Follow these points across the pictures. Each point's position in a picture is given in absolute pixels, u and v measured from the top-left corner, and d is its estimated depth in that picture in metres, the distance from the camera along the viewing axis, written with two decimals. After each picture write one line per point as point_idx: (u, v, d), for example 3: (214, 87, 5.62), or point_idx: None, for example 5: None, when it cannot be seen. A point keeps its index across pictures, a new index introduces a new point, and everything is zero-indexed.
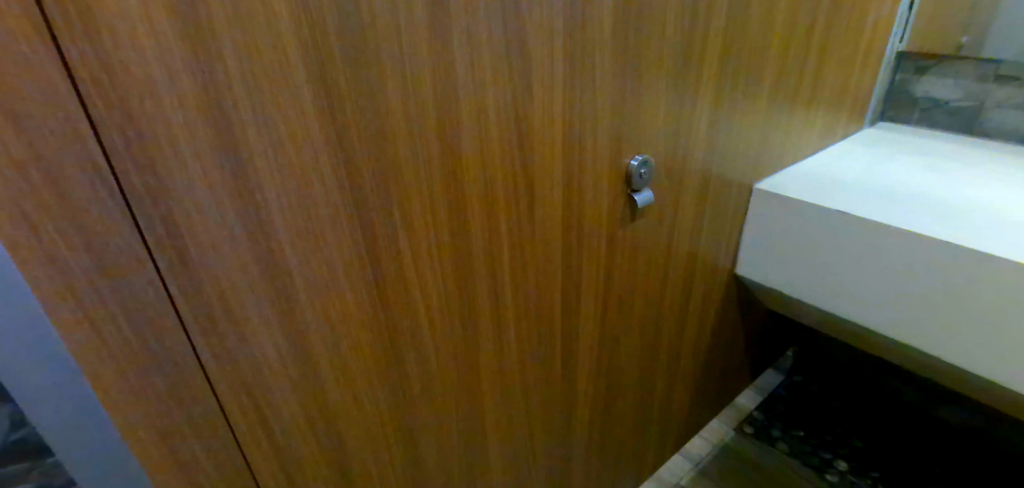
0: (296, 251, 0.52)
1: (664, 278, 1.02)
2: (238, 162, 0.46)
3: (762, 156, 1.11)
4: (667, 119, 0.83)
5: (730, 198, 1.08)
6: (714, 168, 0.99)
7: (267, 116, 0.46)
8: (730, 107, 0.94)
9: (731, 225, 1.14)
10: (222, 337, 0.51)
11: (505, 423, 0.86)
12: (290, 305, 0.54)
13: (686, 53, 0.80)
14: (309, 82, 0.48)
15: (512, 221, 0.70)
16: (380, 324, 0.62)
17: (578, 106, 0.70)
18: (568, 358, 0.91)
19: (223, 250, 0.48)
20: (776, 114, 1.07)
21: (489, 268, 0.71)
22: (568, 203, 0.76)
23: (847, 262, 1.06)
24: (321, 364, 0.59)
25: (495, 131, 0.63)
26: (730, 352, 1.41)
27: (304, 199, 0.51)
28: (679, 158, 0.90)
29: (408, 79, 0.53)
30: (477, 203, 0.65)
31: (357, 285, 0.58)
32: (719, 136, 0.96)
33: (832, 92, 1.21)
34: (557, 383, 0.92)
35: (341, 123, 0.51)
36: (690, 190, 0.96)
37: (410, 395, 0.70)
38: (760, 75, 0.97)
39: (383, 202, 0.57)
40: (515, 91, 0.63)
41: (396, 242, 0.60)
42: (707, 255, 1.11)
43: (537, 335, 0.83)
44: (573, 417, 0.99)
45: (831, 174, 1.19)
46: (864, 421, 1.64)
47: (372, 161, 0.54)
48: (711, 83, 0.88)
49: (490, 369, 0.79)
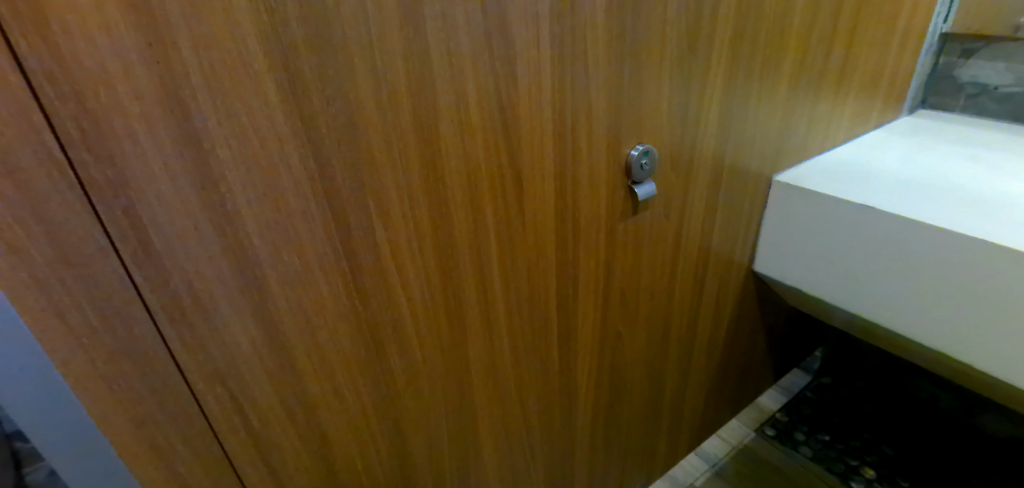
0: (266, 243, 0.52)
1: (672, 273, 0.98)
2: (200, 153, 0.46)
3: (782, 147, 1.05)
4: (672, 107, 0.79)
5: (746, 190, 1.02)
6: (726, 159, 0.93)
7: (228, 106, 0.46)
8: (744, 94, 0.89)
9: (747, 220, 1.08)
10: (193, 327, 0.51)
11: (500, 418, 0.85)
12: (262, 296, 0.54)
13: (692, 38, 0.76)
14: (271, 72, 0.47)
15: (499, 214, 0.69)
16: (358, 317, 0.62)
17: (572, 94, 0.67)
18: (566, 354, 0.89)
19: (189, 240, 0.48)
20: (798, 102, 1.01)
21: (477, 263, 0.70)
22: (560, 196, 0.74)
23: (871, 260, 1.00)
24: (298, 356, 0.59)
25: (477, 121, 0.61)
26: (750, 351, 1.35)
27: (272, 190, 0.51)
28: (686, 148, 0.85)
29: (378, 68, 0.52)
30: (460, 194, 0.64)
31: (332, 277, 0.58)
32: (732, 126, 0.91)
33: (863, 79, 1.13)
34: (555, 379, 0.90)
35: (307, 112, 0.50)
36: (701, 183, 0.91)
37: (395, 388, 0.70)
38: (778, 58, 0.91)
39: (357, 193, 0.56)
40: (498, 79, 0.61)
41: (373, 235, 0.59)
42: (722, 250, 1.06)
43: (531, 331, 0.82)
44: (574, 414, 0.97)
45: (860, 165, 1.11)
46: (895, 426, 1.55)
47: (343, 152, 0.53)
48: (722, 68, 0.83)
49: (481, 365, 0.78)
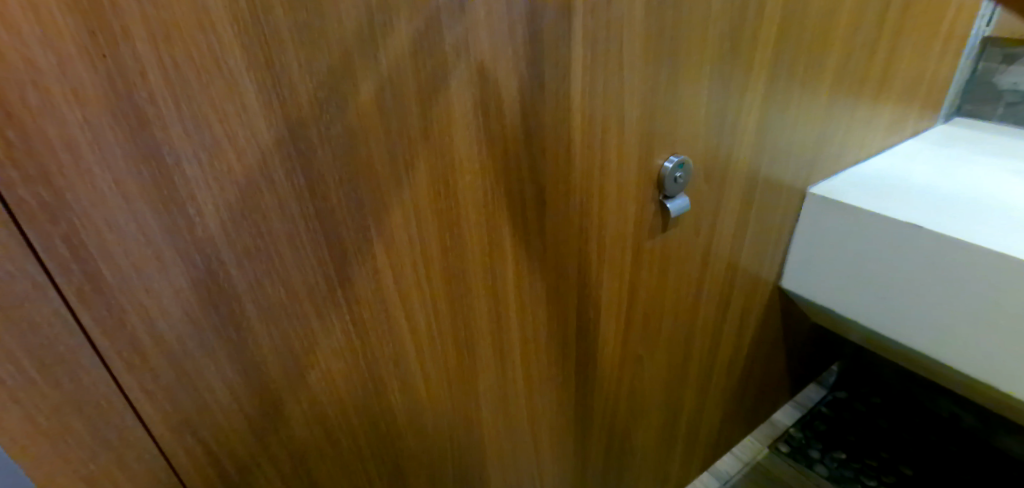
0: (244, 273, 0.44)
1: (697, 293, 0.90)
2: (161, 167, 0.37)
3: (819, 156, 0.97)
4: (709, 112, 0.71)
5: (778, 203, 0.94)
6: (761, 169, 0.85)
7: (197, 111, 0.37)
8: (784, 99, 0.80)
9: (777, 233, 0.99)
10: (158, 373, 0.43)
11: (510, 453, 0.77)
12: (242, 334, 0.46)
13: (735, 34, 0.67)
14: (250, 69, 0.38)
15: (517, 233, 0.60)
16: (355, 354, 0.54)
17: (602, 99, 0.59)
18: (582, 382, 0.81)
19: (150, 273, 0.40)
20: (838, 108, 0.92)
21: (489, 288, 0.62)
22: (583, 212, 0.65)
23: (913, 282, 0.91)
24: (285, 400, 0.51)
25: (495, 129, 0.53)
26: (771, 370, 1.27)
27: (252, 211, 0.42)
28: (721, 158, 0.77)
29: (381, 65, 0.44)
30: (474, 212, 0.55)
31: (324, 309, 0.50)
32: (769, 135, 0.82)
33: (904, 84, 1.05)
34: (570, 409, 0.82)
35: (295, 118, 0.41)
36: (734, 197, 0.83)
37: (395, 427, 0.61)
38: (823, 60, 0.83)
39: (353, 213, 0.47)
40: (518, 80, 0.52)
41: (372, 260, 0.51)
42: (750, 267, 0.98)
43: (546, 359, 0.74)
44: (588, 443, 0.89)
45: (899, 177, 1.02)
46: (915, 447, 1.47)
47: (338, 165, 0.45)
48: (764, 70, 0.74)
49: (491, 397, 0.70)
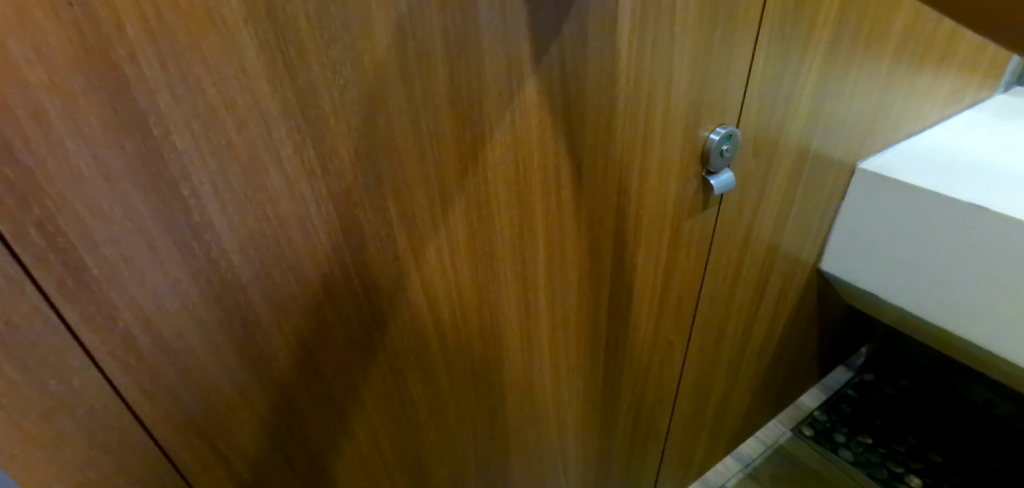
0: (250, 261, 0.39)
1: (736, 276, 0.84)
2: (148, 140, 0.32)
3: (874, 128, 0.89)
4: (764, 78, 0.63)
5: (826, 181, 0.86)
6: (812, 145, 0.78)
7: (188, 73, 0.32)
8: (845, 67, 0.72)
9: (823, 211, 0.92)
10: (158, 374, 0.38)
11: (533, 442, 0.73)
12: (250, 329, 0.41)
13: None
14: (248, 23, 0.32)
15: (550, 213, 0.54)
16: (373, 346, 0.49)
17: (650, 65, 0.52)
18: (610, 368, 0.76)
19: (142, 263, 0.34)
20: (899, 76, 0.84)
21: (518, 273, 0.56)
22: (621, 189, 0.59)
23: (971, 268, 0.83)
24: (299, 397, 0.46)
25: (531, 96, 0.46)
26: (802, 353, 1.21)
27: (257, 190, 0.37)
28: (772, 134, 0.70)
29: (403, 20, 0.37)
30: (504, 190, 0.50)
31: (339, 300, 0.44)
32: (825, 105, 0.75)
33: (969, 49, 0.96)
34: (596, 395, 0.77)
35: (304, 82, 0.36)
36: (782, 172, 0.76)
37: (416, 421, 0.57)
38: (890, 20, 0.74)
39: (371, 192, 0.42)
40: (556, 37, 0.45)
41: (393, 244, 0.45)
42: (792, 248, 0.91)
43: (575, 346, 0.69)
44: (613, 429, 0.85)
45: (959, 151, 0.94)
46: (944, 433, 1.41)
47: (353, 138, 0.39)
48: (826, 33, 0.66)
49: (517, 386, 0.65)
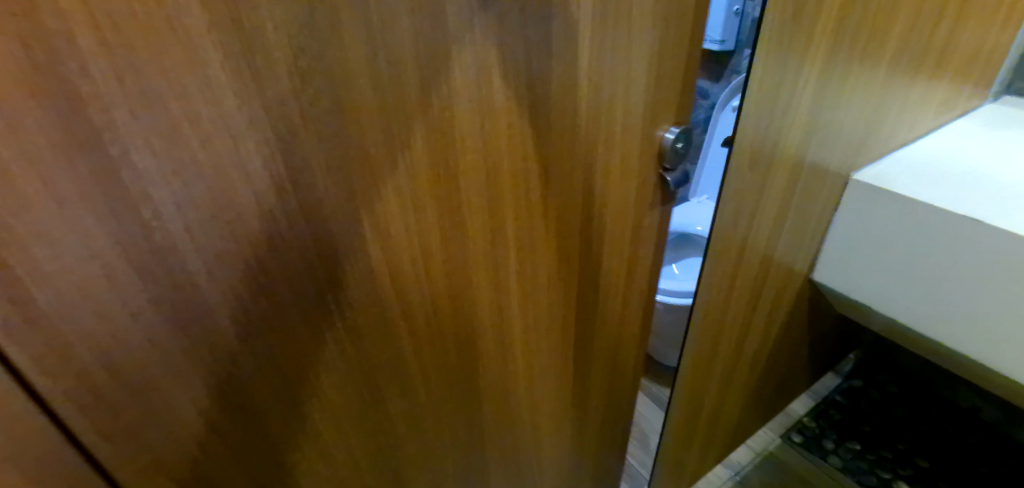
0: (217, 284, 0.37)
1: (730, 286, 0.83)
2: (105, 160, 0.30)
3: (868, 137, 0.88)
4: (761, 88, 0.63)
5: (819, 191, 0.86)
6: (807, 155, 0.77)
7: (148, 89, 0.30)
8: (841, 76, 0.72)
9: (817, 220, 0.91)
10: (120, 409, 0.36)
11: (508, 445, 0.72)
12: (222, 355, 0.39)
13: (799, 3, 0.59)
14: (212, 34, 0.31)
15: (521, 218, 0.53)
16: (350, 363, 0.47)
17: (616, 69, 0.52)
18: (581, 367, 0.76)
19: (101, 291, 0.33)
20: (892, 86, 0.84)
21: (492, 279, 0.55)
22: (586, 191, 0.58)
23: (961, 282, 0.82)
24: (275, 420, 0.45)
25: (500, 100, 0.45)
26: (793, 361, 1.20)
27: (225, 209, 0.35)
28: (767, 143, 0.69)
29: (374, 27, 0.36)
30: (476, 196, 0.48)
31: (314, 317, 0.43)
32: (822, 114, 0.74)
33: (961, 59, 0.96)
34: (568, 393, 0.77)
35: (272, 94, 0.34)
36: (778, 181, 0.75)
37: (395, 436, 0.55)
38: (886, 30, 0.74)
39: (345, 205, 0.40)
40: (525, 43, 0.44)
41: (368, 257, 0.44)
42: (786, 257, 0.90)
43: (549, 348, 0.68)
44: (584, 426, 0.85)
45: (949, 160, 0.93)
46: (934, 440, 1.40)
47: (325, 150, 0.38)
48: (824, 44, 0.66)
49: (493, 391, 0.64)
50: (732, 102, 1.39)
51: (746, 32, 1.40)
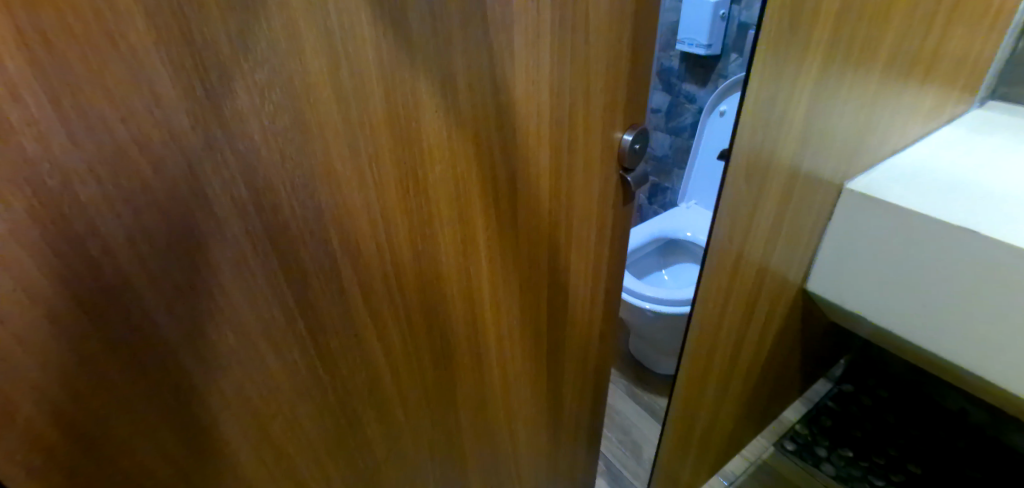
0: (176, 321, 0.34)
1: (727, 297, 0.81)
2: (43, 192, 0.28)
3: (861, 145, 0.87)
4: (756, 99, 0.62)
5: (814, 201, 0.85)
6: (803, 164, 0.76)
7: (90, 112, 0.28)
8: (836, 84, 0.71)
9: (811, 229, 0.90)
10: (71, 461, 0.33)
11: (488, 459, 0.70)
12: (188, 392, 0.36)
13: (796, 13, 0.58)
14: (161, 51, 0.29)
15: (491, 229, 0.51)
16: (324, 393, 0.45)
17: (584, 71, 0.51)
18: (553, 373, 0.74)
19: (43, 335, 0.30)
20: (884, 94, 0.83)
21: (466, 293, 0.53)
22: (555, 196, 0.56)
23: (946, 291, 0.81)
24: (247, 457, 0.42)
25: (468, 109, 0.44)
26: (785, 370, 1.19)
27: (183, 239, 0.33)
28: (764, 155, 0.68)
29: (337, 39, 0.34)
30: (446, 211, 0.46)
31: (284, 349, 0.40)
32: (818, 124, 0.73)
33: (949, 65, 0.95)
34: (545, 403, 0.76)
35: (229, 112, 0.32)
36: (773, 192, 0.74)
37: (375, 463, 0.53)
38: (879, 38, 0.73)
39: (312, 227, 0.38)
40: (493, 50, 0.43)
41: (339, 281, 0.41)
42: (781, 268, 0.89)
43: (524, 358, 0.67)
44: (560, 433, 0.84)
45: (939, 169, 0.92)
46: (925, 444, 1.40)
47: (289, 170, 0.35)
48: (821, 54, 0.65)
49: (471, 408, 0.62)
50: (720, 107, 1.40)
51: (732, 37, 1.40)
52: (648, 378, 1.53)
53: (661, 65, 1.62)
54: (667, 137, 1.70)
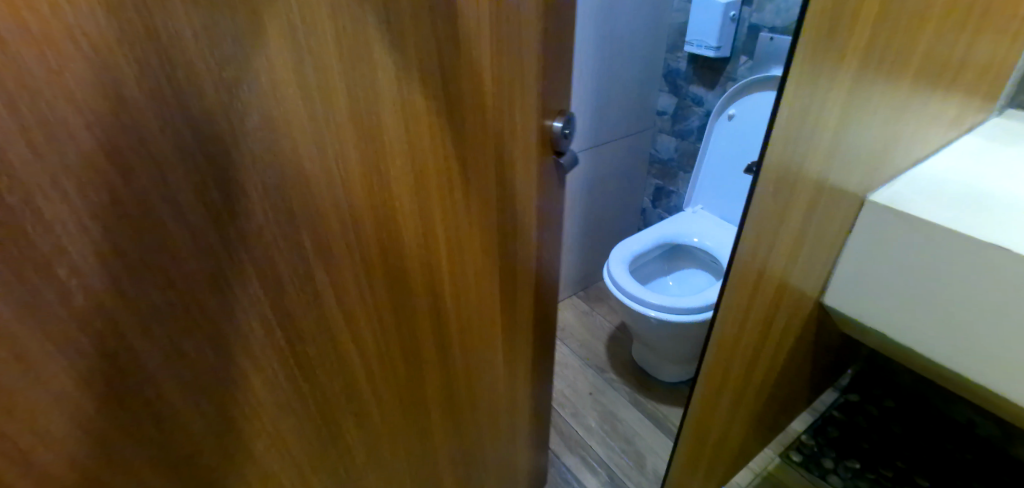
0: (154, 337, 0.35)
1: (748, 309, 0.78)
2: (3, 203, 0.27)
3: (892, 153, 0.81)
4: (791, 105, 0.59)
5: (836, 218, 0.79)
6: (831, 177, 0.73)
7: (53, 118, 0.27)
8: (869, 91, 0.68)
9: (832, 241, 0.82)
10: (31, 481, 0.33)
11: (456, 449, 0.72)
12: (162, 404, 0.37)
13: (834, 23, 0.56)
14: (129, 57, 0.29)
15: (449, 222, 0.52)
16: (303, 398, 0.46)
17: (518, 65, 0.52)
18: (508, 360, 0.74)
19: (7, 354, 0.30)
20: (914, 99, 0.78)
21: (429, 290, 0.54)
22: (508, 191, 0.58)
23: (980, 315, 0.72)
24: (222, 464, 0.42)
25: (422, 104, 0.44)
26: (795, 383, 1.16)
27: (156, 248, 0.33)
28: (793, 169, 0.66)
29: (298, 36, 0.34)
30: (410, 213, 0.47)
31: (259, 353, 0.41)
32: (850, 132, 0.70)
33: (976, 73, 0.90)
34: (504, 393, 0.77)
35: (198, 115, 0.32)
36: (801, 201, 0.71)
37: (354, 462, 0.55)
38: (915, 41, 0.69)
39: (284, 229, 0.39)
40: (440, 44, 0.43)
41: (313, 283, 0.42)
42: (804, 279, 0.84)
43: (485, 349, 0.67)
44: (518, 420, 0.85)
45: (975, 179, 0.85)
46: (933, 455, 1.36)
47: (260, 172, 0.36)
48: (855, 59, 0.62)
49: (440, 401, 0.64)
50: (729, 110, 1.38)
51: (742, 40, 1.38)
52: (650, 385, 1.51)
53: (667, 67, 1.60)
54: (673, 140, 1.68)
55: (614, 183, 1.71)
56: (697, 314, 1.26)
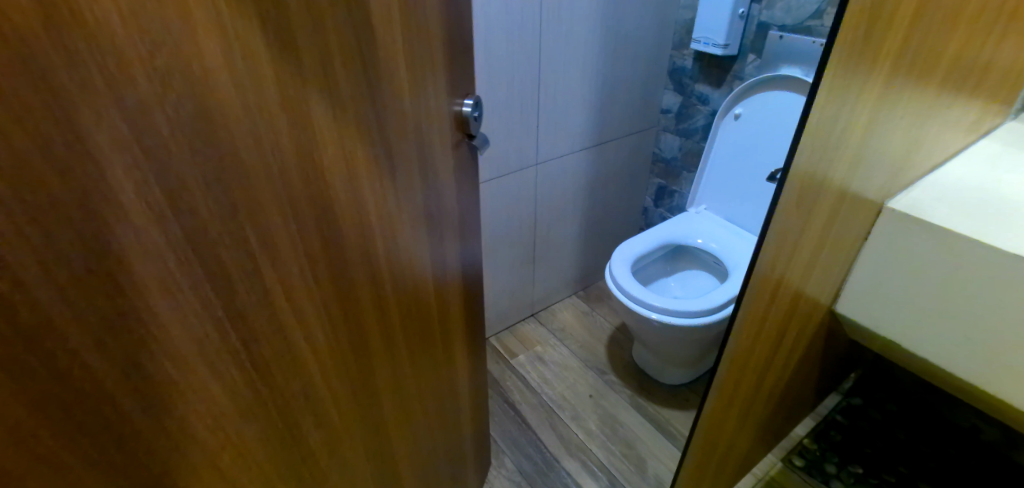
0: (103, 343, 0.33)
1: (761, 321, 0.75)
2: None
3: (913, 159, 0.78)
4: (819, 122, 0.56)
5: (854, 228, 0.76)
6: (852, 189, 0.70)
7: None
8: (896, 100, 0.65)
9: (848, 250, 0.79)
10: None
11: (409, 442, 0.71)
12: (122, 420, 0.36)
13: (869, 28, 0.53)
14: (58, 49, 0.28)
15: (383, 213, 0.51)
16: (262, 401, 0.46)
17: (428, 47, 0.52)
18: (447, 346, 0.74)
19: None
20: (940, 105, 0.74)
21: (372, 282, 0.53)
22: (432, 173, 0.58)
23: (1006, 329, 0.68)
24: (186, 476, 0.41)
25: (348, 94, 0.44)
26: (801, 391, 1.12)
27: (100, 249, 0.32)
28: (817, 181, 0.63)
29: (225, 25, 0.34)
30: (346, 205, 0.47)
31: (216, 357, 0.40)
32: (873, 142, 0.67)
33: (1001, 76, 0.85)
34: (444, 382, 0.76)
35: (134, 105, 0.31)
36: (822, 213, 0.67)
37: (317, 463, 0.54)
38: (946, 41, 0.65)
39: (229, 225, 0.38)
40: (358, 32, 0.43)
41: (261, 280, 0.42)
42: (818, 290, 0.81)
43: (425, 338, 0.67)
44: (461, 409, 0.85)
45: (996, 185, 0.82)
46: (939, 461, 1.32)
47: (202, 168, 0.35)
48: (885, 69, 0.59)
49: (392, 394, 0.63)
50: (736, 109, 1.35)
51: (750, 38, 1.34)
52: (653, 388, 1.48)
53: (673, 64, 1.57)
54: (676, 139, 1.65)
55: (614, 183, 1.68)
56: (704, 318, 1.23)
